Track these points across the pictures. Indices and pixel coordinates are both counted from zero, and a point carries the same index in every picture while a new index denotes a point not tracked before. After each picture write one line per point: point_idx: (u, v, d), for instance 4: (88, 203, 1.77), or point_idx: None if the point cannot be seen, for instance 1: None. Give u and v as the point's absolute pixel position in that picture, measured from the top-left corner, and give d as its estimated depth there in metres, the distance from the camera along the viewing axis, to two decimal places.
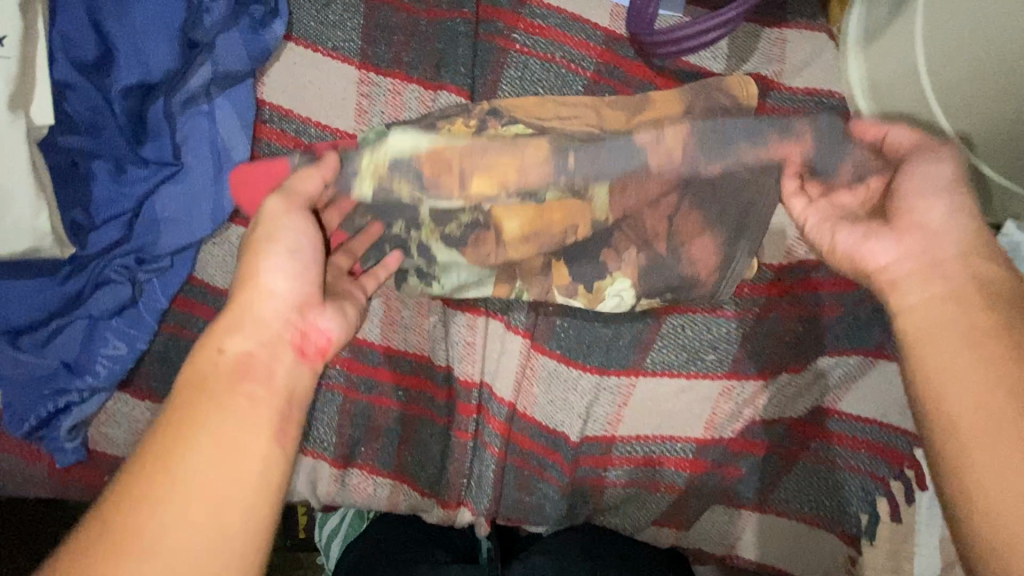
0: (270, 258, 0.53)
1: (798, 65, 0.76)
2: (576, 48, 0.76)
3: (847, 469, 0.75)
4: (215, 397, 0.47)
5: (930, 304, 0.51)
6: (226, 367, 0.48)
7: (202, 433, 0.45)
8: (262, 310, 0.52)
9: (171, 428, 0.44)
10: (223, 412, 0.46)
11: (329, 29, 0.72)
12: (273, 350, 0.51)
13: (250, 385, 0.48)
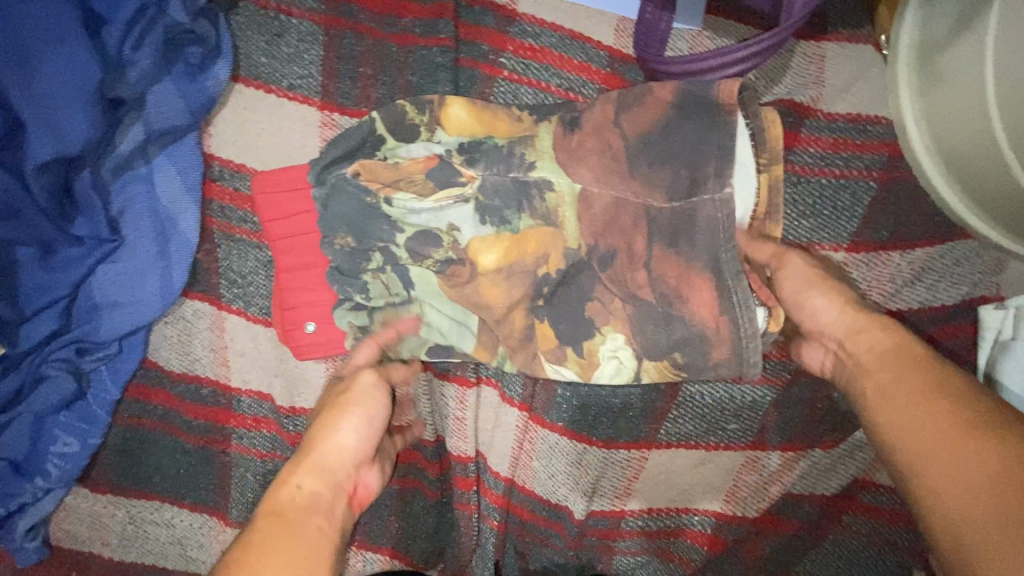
0: (340, 430, 0.52)
1: (838, 86, 0.65)
2: (576, 74, 0.65)
3: (887, 546, 0.66)
4: (270, 519, 0.46)
5: (898, 382, 0.49)
6: (301, 503, 0.47)
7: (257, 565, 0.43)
8: (328, 454, 0.51)
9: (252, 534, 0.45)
10: (307, 498, 0.48)
11: (285, 65, 0.62)
12: (338, 492, 0.50)
13: (306, 487, 0.49)
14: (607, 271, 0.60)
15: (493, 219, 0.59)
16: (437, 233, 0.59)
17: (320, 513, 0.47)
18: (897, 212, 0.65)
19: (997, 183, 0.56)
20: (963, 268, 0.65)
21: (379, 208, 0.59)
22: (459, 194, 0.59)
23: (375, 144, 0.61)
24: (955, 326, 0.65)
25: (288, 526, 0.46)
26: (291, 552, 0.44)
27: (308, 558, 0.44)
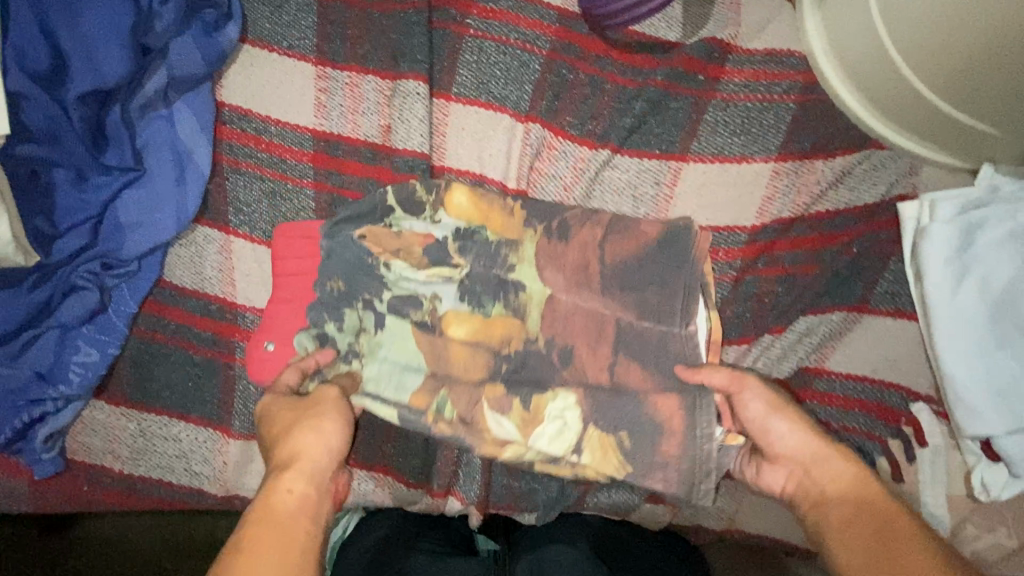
0: (316, 427, 0.57)
1: (754, 28, 0.76)
2: (530, 29, 0.76)
3: (844, 430, 0.73)
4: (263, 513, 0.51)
5: (847, 508, 0.55)
6: (295, 500, 0.52)
7: (255, 549, 0.47)
8: (316, 452, 0.56)
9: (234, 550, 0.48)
10: (286, 494, 0.52)
11: (284, 29, 0.73)
12: (325, 493, 0.54)
13: (299, 478, 0.53)
14: (568, 248, 0.71)
15: (470, 299, 0.70)
16: (420, 299, 0.70)
17: (289, 515, 0.51)
18: (817, 128, 0.75)
19: (892, 87, 0.69)
20: (880, 173, 0.74)
21: (376, 269, 0.70)
22: (447, 274, 0.71)
23: (383, 214, 0.72)
24: (878, 221, 0.73)
25: (282, 523, 0.50)
26: (280, 540, 0.49)
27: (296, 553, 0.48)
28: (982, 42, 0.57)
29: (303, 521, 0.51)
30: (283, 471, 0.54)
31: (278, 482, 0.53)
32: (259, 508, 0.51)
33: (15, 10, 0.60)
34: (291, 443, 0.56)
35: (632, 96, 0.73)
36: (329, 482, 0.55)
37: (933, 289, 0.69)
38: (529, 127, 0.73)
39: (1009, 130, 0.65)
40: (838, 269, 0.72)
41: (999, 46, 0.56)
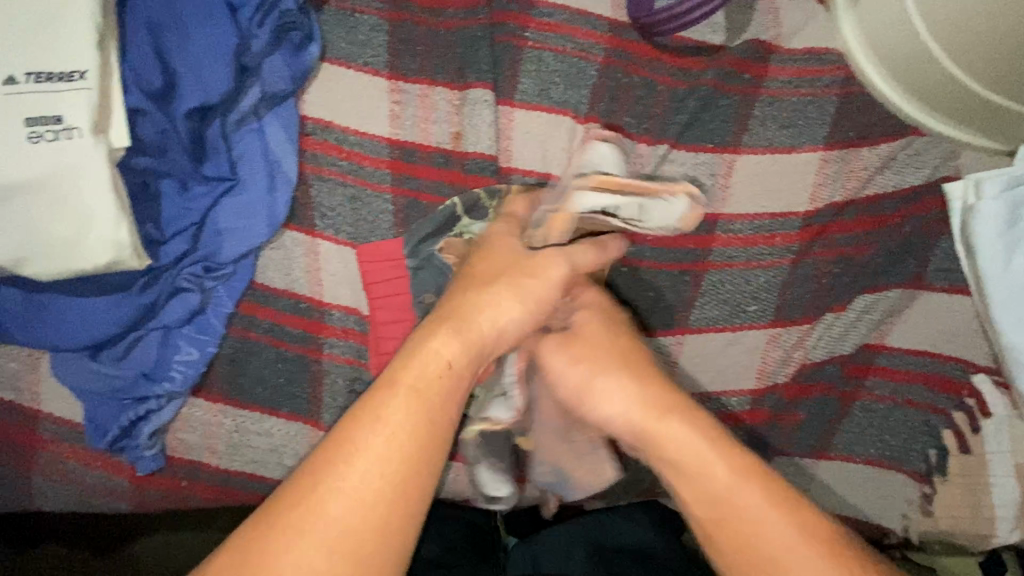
0: (486, 300, 0.60)
1: (794, 28, 0.81)
2: (585, 37, 0.81)
3: (905, 404, 0.76)
4: (407, 373, 0.53)
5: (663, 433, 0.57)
6: (433, 372, 0.54)
7: (393, 402, 0.51)
8: (484, 320, 0.59)
9: (367, 394, 0.52)
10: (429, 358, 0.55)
11: (359, 48, 0.79)
12: (472, 368, 0.57)
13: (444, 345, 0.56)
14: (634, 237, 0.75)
15: None
16: None
17: (426, 381, 0.53)
18: (860, 119, 0.79)
19: (933, 78, 0.74)
20: (924, 158, 0.78)
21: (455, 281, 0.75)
22: None
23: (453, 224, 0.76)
24: (927, 202, 0.76)
25: (419, 390, 0.52)
26: (418, 402, 0.52)
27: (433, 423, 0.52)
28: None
29: (437, 425, 0.52)
30: (438, 334, 0.57)
31: (434, 348, 0.55)
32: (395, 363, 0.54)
33: (130, 33, 0.65)
34: (465, 307, 0.60)
35: (684, 96, 0.79)
36: (479, 357, 0.58)
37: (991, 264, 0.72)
38: (589, 128, 0.79)
39: None
40: (893, 248, 0.75)
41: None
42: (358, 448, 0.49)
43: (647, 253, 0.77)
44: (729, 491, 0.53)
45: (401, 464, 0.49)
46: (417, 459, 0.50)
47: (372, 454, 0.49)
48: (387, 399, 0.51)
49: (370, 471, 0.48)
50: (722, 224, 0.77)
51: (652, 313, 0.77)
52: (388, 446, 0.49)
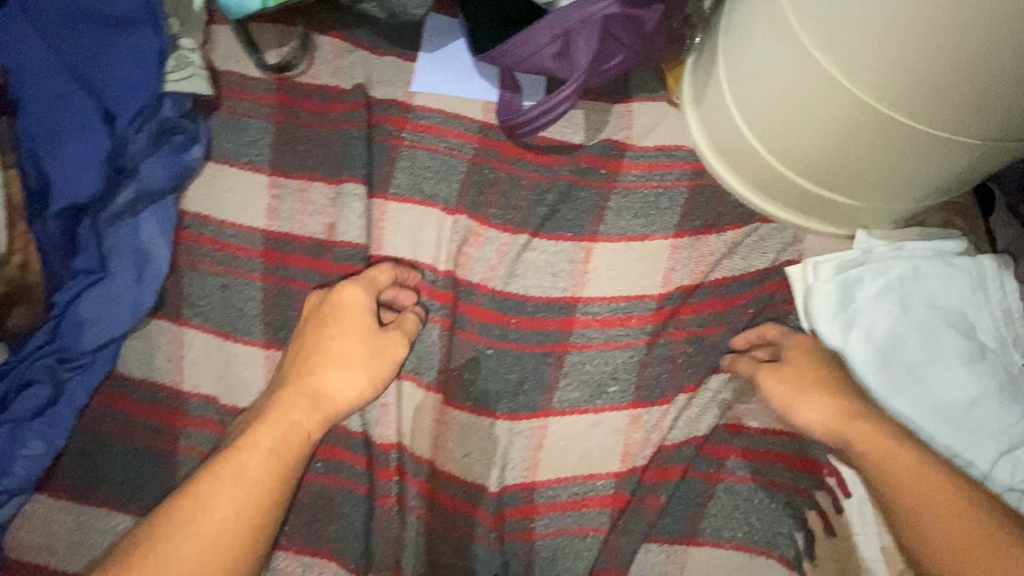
0: None
1: (646, 129, 0.89)
2: (457, 138, 0.89)
3: (767, 484, 0.76)
4: (328, 337, 0.74)
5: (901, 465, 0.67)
6: (346, 396, 0.73)
7: (350, 377, 0.73)
8: None
9: (313, 350, 0.74)
10: (359, 335, 0.74)
11: (243, 148, 0.85)
12: None
13: (397, 351, 0.75)
14: (490, 319, 0.81)
15: (413, 374, 0.79)
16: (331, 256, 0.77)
17: (358, 323, 0.74)
18: (707, 209, 0.86)
19: (760, 167, 0.80)
20: (766, 244, 0.84)
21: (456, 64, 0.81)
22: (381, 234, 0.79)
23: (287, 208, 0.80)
24: (770, 285, 0.81)
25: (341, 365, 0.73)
26: (362, 355, 0.74)
27: (304, 425, 0.71)
28: (816, 123, 0.69)
29: None
30: None
31: None
32: (351, 327, 0.74)
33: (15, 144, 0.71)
34: None
35: (541, 189, 0.86)
36: None
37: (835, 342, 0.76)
38: (457, 218, 0.84)
39: (876, 202, 0.76)
40: (739, 329, 0.80)
41: (922, 91, 0.58)
42: (325, 382, 0.73)
43: (509, 336, 0.81)
44: (919, 486, 0.66)
45: (255, 494, 0.66)
46: (246, 512, 0.66)
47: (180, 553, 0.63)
48: (350, 369, 0.73)
49: (232, 471, 0.67)
50: (581, 307, 0.82)
51: (518, 395, 0.79)
52: (275, 454, 0.69)
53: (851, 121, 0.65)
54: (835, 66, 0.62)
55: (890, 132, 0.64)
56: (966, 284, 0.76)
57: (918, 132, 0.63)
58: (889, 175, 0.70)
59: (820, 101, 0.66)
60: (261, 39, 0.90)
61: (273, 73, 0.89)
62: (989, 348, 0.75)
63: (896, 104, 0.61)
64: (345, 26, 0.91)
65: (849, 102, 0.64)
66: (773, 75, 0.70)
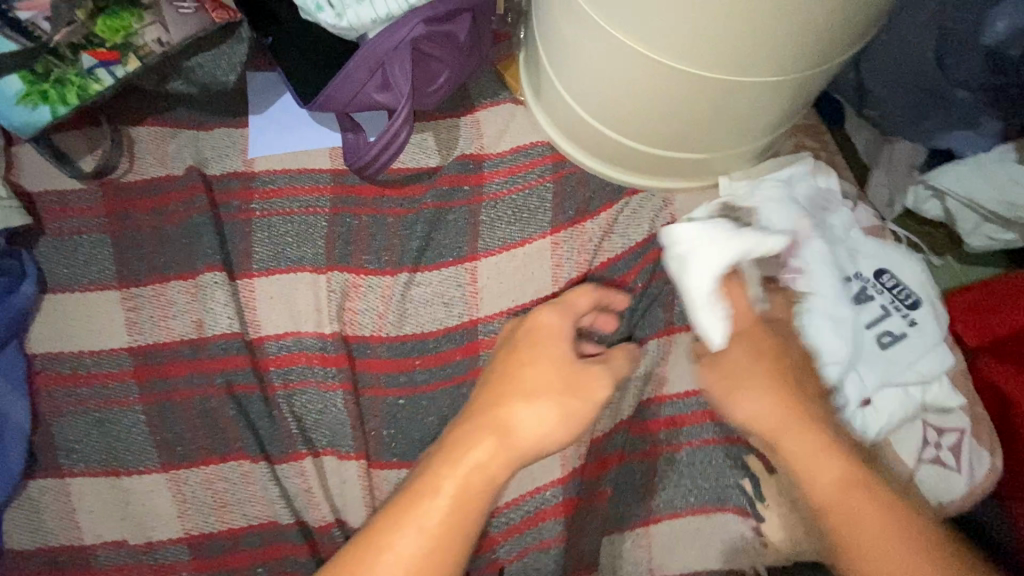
0: None
1: (497, 135, 0.88)
2: (312, 194, 0.85)
3: (702, 443, 0.78)
4: (519, 379, 0.67)
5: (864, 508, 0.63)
6: (536, 439, 0.64)
7: (542, 409, 0.64)
8: None
9: (506, 402, 0.65)
10: (552, 360, 0.67)
11: (82, 269, 0.79)
12: None
13: (603, 388, 0.67)
14: (393, 367, 0.79)
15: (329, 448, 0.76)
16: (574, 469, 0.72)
17: (553, 352, 0.69)
18: (576, 196, 0.86)
19: (610, 147, 0.81)
20: (641, 216, 0.85)
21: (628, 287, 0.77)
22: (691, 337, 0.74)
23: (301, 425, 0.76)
24: (652, 254, 0.82)
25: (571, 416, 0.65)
26: (557, 386, 0.66)
27: (512, 453, 0.62)
28: (643, 97, 0.70)
29: None
30: None
31: None
32: (532, 357, 0.69)
33: None
34: None
35: (410, 221, 0.83)
36: None
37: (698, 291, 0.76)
38: (330, 275, 0.81)
39: (720, 152, 0.79)
40: (635, 304, 0.80)
41: (708, 49, 0.60)
42: (511, 411, 0.64)
43: (416, 377, 0.79)
44: (856, 517, 0.62)
45: (448, 528, 0.57)
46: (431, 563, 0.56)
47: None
48: (541, 399, 0.65)
49: (443, 494, 0.58)
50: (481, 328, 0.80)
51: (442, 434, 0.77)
52: (476, 475, 0.60)
53: (664, 88, 0.67)
54: (634, 43, 0.63)
55: (697, 88, 0.66)
56: (805, 210, 0.85)
57: (730, 86, 0.65)
58: (720, 126, 0.73)
59: (636, 78, 0.67)
60: (70, 147, 0.83)
61: (94, 180, 0.83)
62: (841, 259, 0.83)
63: (700, 67, 0.62)
64: (158, 111, 0.86)
65: (650, 68, 0.65)
66: (588, 63, 0.70)
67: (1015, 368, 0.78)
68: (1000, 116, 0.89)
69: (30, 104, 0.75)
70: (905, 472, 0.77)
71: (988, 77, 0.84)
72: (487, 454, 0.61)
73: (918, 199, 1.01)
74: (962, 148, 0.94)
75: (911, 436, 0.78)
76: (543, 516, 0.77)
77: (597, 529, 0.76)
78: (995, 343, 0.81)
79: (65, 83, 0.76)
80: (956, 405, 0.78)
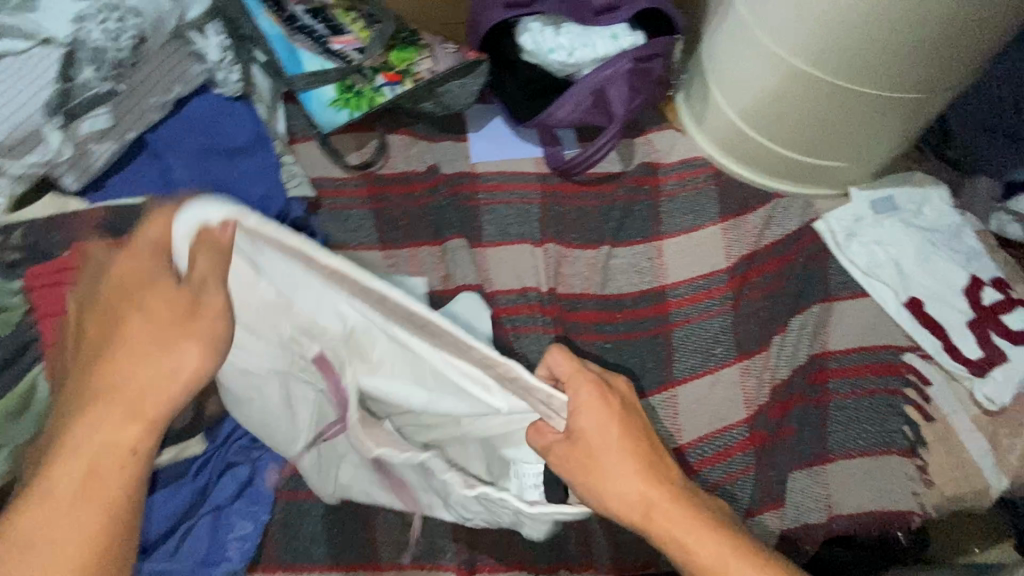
0: None
1: (668, 149, 1.10)
2: (524, 189, 1.07)
3: (866, 392, 0.91)
4: (131, 384, 0.48)
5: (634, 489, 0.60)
6: (179, 391, 0.50)
7: (158, 359, 0.48)
8: None
9: (133, 365, 0.48)
10: (622, 429, 0.61)
11: (352, 232, 1.01)
12: None
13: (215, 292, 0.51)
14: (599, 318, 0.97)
15: None
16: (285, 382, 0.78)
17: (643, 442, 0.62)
18: (737, 196, 1.06)
19: (769, 158, 1.03)
20: (792, 211, 1.04)
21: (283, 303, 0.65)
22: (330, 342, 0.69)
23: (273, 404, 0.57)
24: (807, 239, 1.01)
25: (637, 507, 0.60)
26: (629, 447, 0.61)
27: (128, 446, 0.48)
28: (812, 111, 0.93)
29: None
30: None
31: None
32: (130, 307, 0.49)
33: None
34: None
35: (606, 209, 1.04)
36: None
37: (361, 324, 0.62)
38: (547, 247, 1.01)
39: (859, 161, 1.01)
40: (798, 275, 0.98)
41: (878, 71, 0.83)
42: (612, 483, 0.61)
43: (617, 328, 0.96)
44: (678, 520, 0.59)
45: (104, 511, 0.47)
46: (109, 554, 0.47)
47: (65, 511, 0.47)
48: (622, 473, 0.60)
49: (81, 472, 0.47)
50: (670, 292, 0.98)
51: (640, 377, 0.93)
52: (117, 475, 0.48)
53: (833, 102, 0.90)
54: (816, 69, 0.86)
55: (857, 104, 0.89)
56: (924, 212, 1.04)
57: (887, 100, 0.88)
58: (868, 136, 0.95)
59: (811, 96, 0.90)
60: (341, 146, 1.07)
61: (359, 170, 1.05)
62: (963, 250, 1.00)
63: (868, 84, 0.85)
64: (407, 124, 1.11)
65: (824, 89, 0.89)
66: (767, 89, 0.94)
67: None
68: None
69: (336, 107, 1.01)
70: None
71: None
72: (136, 433, 0.48)
73: (999, 225, 1.19)
74: None
75: None
76: (730, 451, 0.89)
77: (782, 462, 0.88)
78: None
79: (361, 95, 1.02)
80: None
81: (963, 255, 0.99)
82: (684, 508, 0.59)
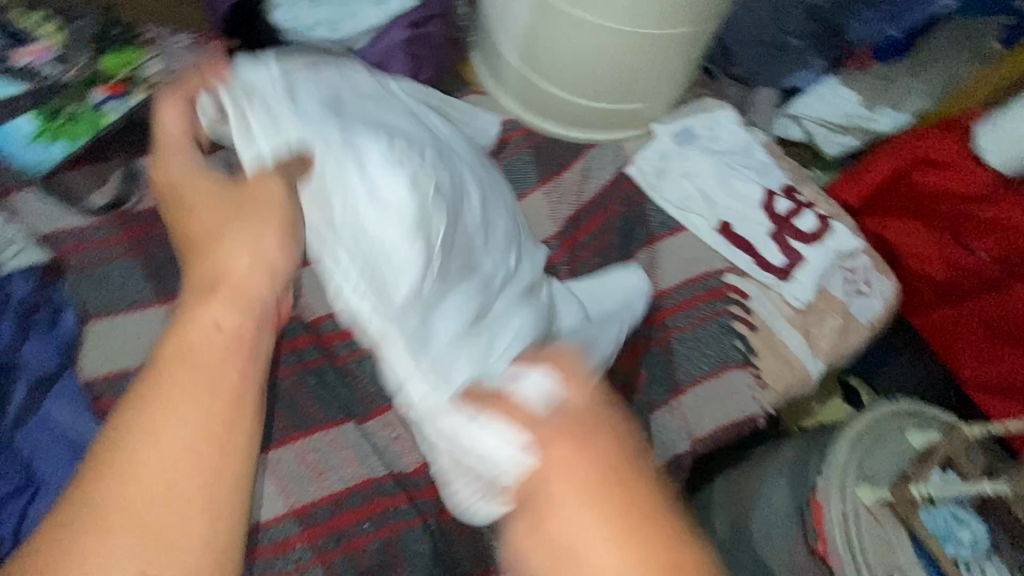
0: None
1: None
2: None
3: (700, 320, 0.96)
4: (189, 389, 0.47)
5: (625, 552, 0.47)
6: (243, 270, 0.55)
7: (231, 243, 0.56)
8: None
9: (209, 251, 0.56)
10: (585, 463, 0.52)
11: (118, 293, 0.79)
12: None
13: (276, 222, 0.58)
14: None
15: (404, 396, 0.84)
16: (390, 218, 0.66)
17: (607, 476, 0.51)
18: (553, 153, 1.03)
19: (571, 109, 1.01)
20: (606, 159, 1.04)
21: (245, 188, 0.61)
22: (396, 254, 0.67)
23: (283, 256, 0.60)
24: (624, 186, 1.02)
25: None
26: (598, 525, 0.49)
27: (231, 380, 0.49)
28: (598, 58, 0.91)
29: None
30: None
31: None
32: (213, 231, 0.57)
33: None
34: None
35: None
36: None
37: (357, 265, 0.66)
38: None
39: (654, 99, 1.03)
40: (622, 225, 1.00)
41: (644, 8, 0.83)
42: (561, 521, 0.50)
43: None
44: (622, 535, 0.48)
45: (223, 399, 0.47)
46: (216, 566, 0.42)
47: (161, 414, 0.45)
48: (580, 525, 0.49)
49: (160, 404, 0.46)
50: None
51: None
52: (215, 369, 0.49)
53: (613, 47, 0.89)
54: (589, 13, 0.85)
55: (623, 41, 0.89)
56: (718, 136, 1.09)
57: (663, 37, 0.88)
58: (655, 74, 0.96)
59: (592, 42, 0.89)
60: (76, 187, 0.83)
61: (105, 213, 0.82)
62: (755, 166, 1.08)
63: (641, 24, 0.85)
64: (158, 140, 0.86)
65: (588, 30, 0.87)
66: (551, 40, 0.91)
67: (891, 218, 1.09)
68: (821, 54, 1.22)
69: (45, 142, 0.82)
70: (842, 305, 1.01)
71: (813, 24, 1.19)
72: (232, 319, 0.52)
73: (782, 127, 1.25)
74: (803, 83, 1.24)
75: (837, 279, 1.03)
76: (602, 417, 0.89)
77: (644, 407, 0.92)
78: (871, 205, 1.12)
79: (76, 122, 0.84)
80: (858, 249, 1.05)
81: (755, 170, 1.07)
82: (654, 536, 0.48)
